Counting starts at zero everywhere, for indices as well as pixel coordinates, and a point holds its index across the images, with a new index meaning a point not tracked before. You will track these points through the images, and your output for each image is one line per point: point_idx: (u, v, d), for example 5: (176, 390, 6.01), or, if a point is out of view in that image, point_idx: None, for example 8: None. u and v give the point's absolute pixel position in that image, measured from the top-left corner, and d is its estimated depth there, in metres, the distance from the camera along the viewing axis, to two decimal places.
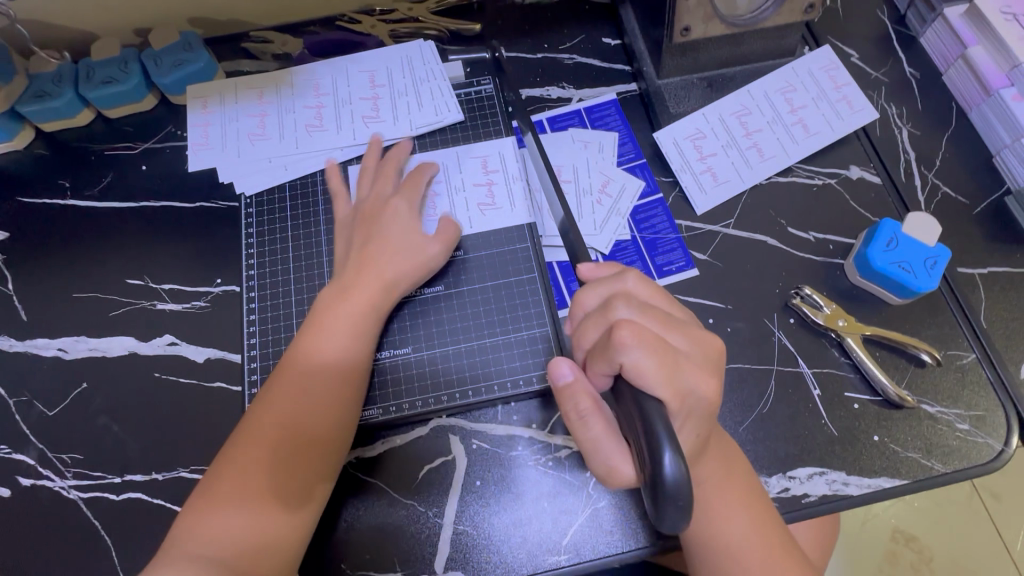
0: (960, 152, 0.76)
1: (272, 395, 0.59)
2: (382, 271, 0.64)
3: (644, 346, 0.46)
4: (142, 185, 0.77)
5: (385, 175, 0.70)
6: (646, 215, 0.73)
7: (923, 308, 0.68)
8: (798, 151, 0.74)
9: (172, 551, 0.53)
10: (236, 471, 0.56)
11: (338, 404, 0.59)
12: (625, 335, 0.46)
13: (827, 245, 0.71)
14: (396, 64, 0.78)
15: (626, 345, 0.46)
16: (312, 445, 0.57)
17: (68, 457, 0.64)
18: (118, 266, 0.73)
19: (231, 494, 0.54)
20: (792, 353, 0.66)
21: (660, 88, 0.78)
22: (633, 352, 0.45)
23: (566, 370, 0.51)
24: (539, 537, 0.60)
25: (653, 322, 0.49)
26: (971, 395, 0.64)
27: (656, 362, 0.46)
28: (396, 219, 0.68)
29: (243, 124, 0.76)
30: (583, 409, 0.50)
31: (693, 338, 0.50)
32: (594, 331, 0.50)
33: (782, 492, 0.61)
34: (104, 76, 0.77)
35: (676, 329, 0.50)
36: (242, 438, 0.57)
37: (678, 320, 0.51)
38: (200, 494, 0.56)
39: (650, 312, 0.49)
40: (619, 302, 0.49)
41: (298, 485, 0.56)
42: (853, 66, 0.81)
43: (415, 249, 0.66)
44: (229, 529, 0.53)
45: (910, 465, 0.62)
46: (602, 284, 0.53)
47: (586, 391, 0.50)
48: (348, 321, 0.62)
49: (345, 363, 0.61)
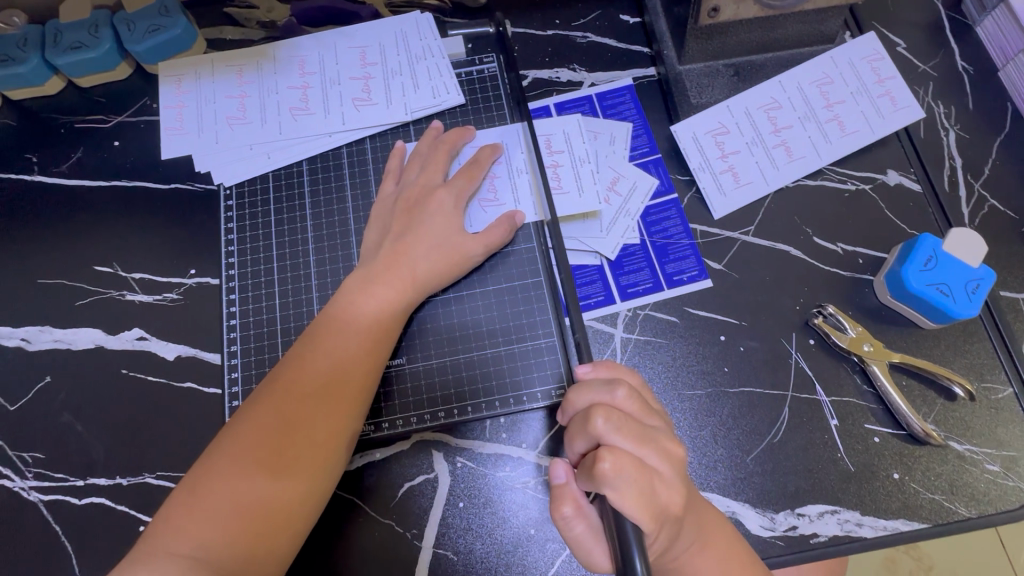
0: (1012, 159, 0.68)
1: (277, 386, 0.53)
2: (412, 266, 0.59)
3: (625, 477, 0.41)
4: (113, 163, 0.71)
5: (437, 162, 0.64)
6: (658, 216, 0.67)
7: (958, 335, 0.61)
8: (831, 153, 0.67)
9: (152, 547, 0.47)
10: (234, 455, 0.50)
11: (351, 392, 0.54)
12: (606, 465, 0.42)
13: (856, 259, 0.65)
14: (390, 39, 0.71)
15: (607, 477, 0.41)
16: (327, 433, 0.52)
17: (29, 455, 0.61)
18: (87, 251, 0.68)
19: (229, 482, 0.49)
20: (810, 377, 0.61)
21: (681, 75, 0.70)
22: (614, 487, 0.41)
23: (560, 472, 0.48)
24: (524, 565, 0.56)
25: (631, 443, 0.44)
26: (1004, 434, 0.59)
27: (632, 493, 0.41)
28: (441, 212, 0.62)
29: (222, 106, 0.69)
30: (566, 516, 0.46)
31: (669, 454, 0.46)
32: (580, 442, 0.46)
33: (788, 530, 0.56)
34: (73, 40, 0.70)
35: (655, 444, 0.45)
36: (240, 429, 0.51)
37: (659, 432, 0.46)
38: (192, 476, 0.50)
39: (628, 430, 0.44)
40: (598, 415, 0.44)
41: (307, 475, 0.51)
42: (899, 56, 0.72)
43: (448, 246, 0.61)
44: (218, 526, 0.47)
45: (930, 508, 0.57)
46: (588, 390, 0.48)
47: (573, 494, 0.47)
48: (369, 315, 0.57)
49: (362, 360, 0.56)
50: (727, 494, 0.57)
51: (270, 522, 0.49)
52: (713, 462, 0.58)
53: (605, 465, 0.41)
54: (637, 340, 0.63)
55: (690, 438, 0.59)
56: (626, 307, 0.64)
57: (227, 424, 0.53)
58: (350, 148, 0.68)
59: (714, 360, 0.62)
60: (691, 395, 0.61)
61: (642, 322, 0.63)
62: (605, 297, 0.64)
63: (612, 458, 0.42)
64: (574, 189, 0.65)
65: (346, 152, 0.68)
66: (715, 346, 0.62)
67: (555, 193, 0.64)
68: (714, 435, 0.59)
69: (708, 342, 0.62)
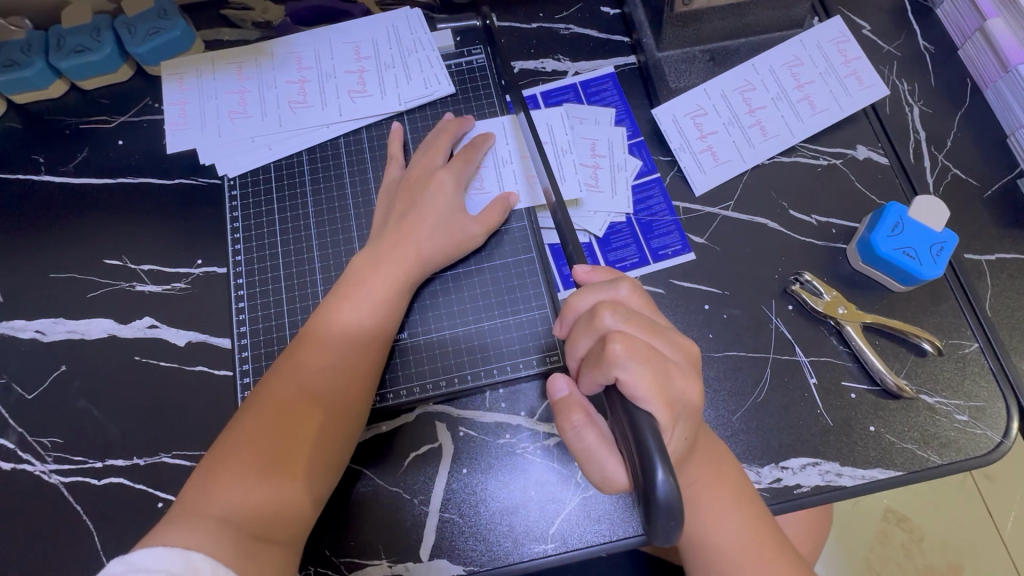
0: (973, 131, 0.72)
1: (294, 364, 0.56)
2: (415, 245, 0.62)
3: (636, 358, 0.44)
4: (118, 161, 0.74)
5: (438, 145, 0.67)
6: (642, 195, 0.71)
7: (926, 295, 0.65)
8: (803, 130, 0.71)
9: (181, 513, 0.48)
10: (256, 426, 0.53)
11: (364, 366, 0.58)
12: (617, 347, 0.44)
13: (829, 229, 0.69)
14: (382, 34, 0.74)
15: (618, 358, 0.43)
16: (343, 404, 0.56)
17: (48, 440, 0.63)
18: (96, 245, 0.70)
19: (254, 451, 0.51)
20: (789, 340, 0.65)
21: (660, 61, 0.74)
22: (626, 366, 0.43)
23: (562, 385, 0.49)
24: (526, 526, 0.59)
25: (640, 331, 0.46)
26: (971, 386, 0.63)
27: (644, 375, 0.43)
28: (441, 191, 0.65)
29: (223, 101, 0.72)
30: (577, 424, 0.47)
31: (677, 346, 0.48)
32: (585, 340, 0.47)
33: (774, 482, 0.60)
34: (75, 44, 0.73)
35: (663, 336, 0.47)
36: (261, 404, 0.54)
37: (667, 327, 0.49)
38: (217, 448, 0.52)
39: (636, 320, 0.47)
40: (605, 310, 0.47)
41: (327, 441, 0.54)
42: (864, 39, 0.77)
43: (449, 225, 0.64)
44: (244, 493, 0.49)
45: (905, 456, 0.61)
46: (591, 291, 0.50)
47: (580, 403, 0.48)
48: (378, 293, 0.60)
49: (373, 333, 0.59)
50: None
51: (291, 490, 0.51)
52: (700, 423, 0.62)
53: (616, 346, 0.43)
54: None
55: None
56: None
57: (245, 400, 0.56)
58: (347, 138, 0.72)
59: (700, 328, 0.65)
60: None
61: None
62: None
63: (622, 341, 0.44)
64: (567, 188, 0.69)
65: (344, 142, 0.71)
66: (700, 315, 0.66)
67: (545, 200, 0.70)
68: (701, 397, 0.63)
69: (693, 311, 0.66)
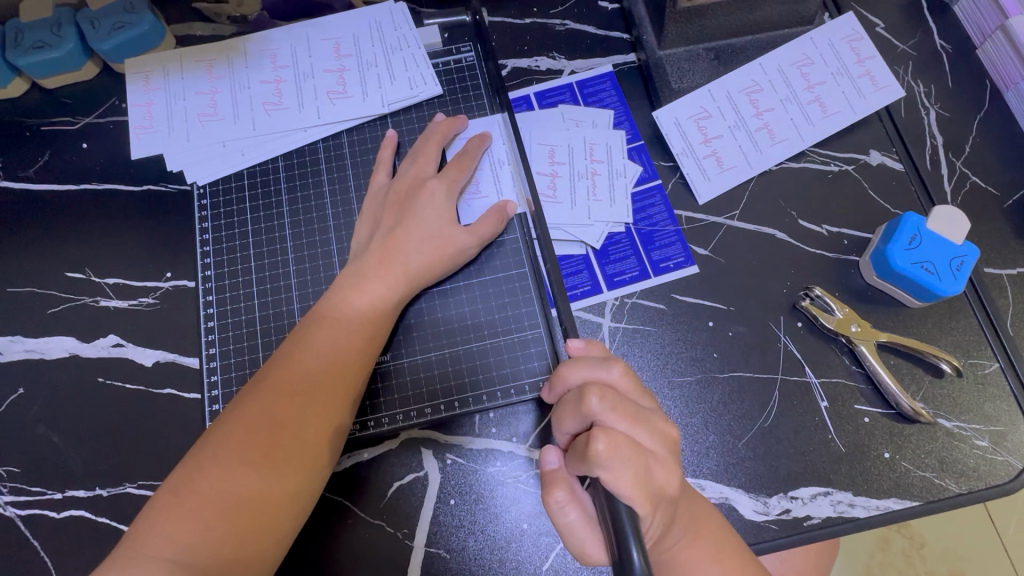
0: (991, 136, 0.68)
1: (267, 386, 0.52)
2: (404, 260, 0.58)
3: (619, 461, 0.40)
4: (82, 166, 0.69)
5: (428, 152, 0.63)
6: (643, 203, 0.66)
7: (944, 312, 0.62)
8: (813, 134, 0.67)
9: (135, 552, 0.45)
10: (220, 455, 0.48)
11: (344, 391, 0.53)
12: (600, 447, 0.40)
13: (841, 240, 0.65)
14: (364, 31, 0.69)
15: (600, 459, 0.40)
16: (319, 433, 0.51)
17: (3, 470, 0.59)
18: (57, 257, 0.66)
19: (215, 483, 0.47)
20: (799, 359, 0.61)
21: (662, 60, 0.70)
22: (607, 469, 0.40)
23: (553, 458, 0.48)
24: (518, 561, 0.55)
25: (624, 423, 0.43)
26: (991, 409, 0.59)
27: (625, 475, 0.41)
28: (431, 203, 0.60)
29: (192, 103, 0.67)
30: (560, 499, 0.45)
31: (660, 434, 0.45)
32: (573, 422, 0.45)
33: (782, 514, 0.56)
34: (35, 40, 0.68)
35: (647, 424, 0.44)
36: (232, 427, 0.50)
37: (652, 413, 0.46)
38: (178, 474, 0.48)
39: (622, 409, 0.44)
40: (593, 394, 0.43)
41: (299, 475, 0.50)
42: (878, 37, 0.72)
43: (437, 238, 0.59)
44: (206, 529, 0.46)
45: (921, 485, 0.57)
46: (582, 365, 0.48)
47: (564, 478, 0.47)
48: (359, 313, 0.56)
49: (355, 353, 0.55)
50: (720, 480, 0.57)
51: (255, 527, 0.47)
52: (705, 450, 0.58)
53: (599, 445, 0.40)
54: (625, 329, 0.62)
55: (681, 425, 0.59)
56: (614, 296, 0.63)
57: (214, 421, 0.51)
58: (326, 143, 0.67)
59: (703, 346, 0.61)
60: (680, 382, 0.60)
61: (630, 311, 0.63)
62: (592, 286, 0.63)
63: (606, 439, 0.40)
64: (568, 201, 0.65)
65: (322, 147, 0.67)
66: (704, 332, 0.62)
67: (547, 201, 0.65)
68: (705, 422, 0.59)
69: (697, 328, 0.62)
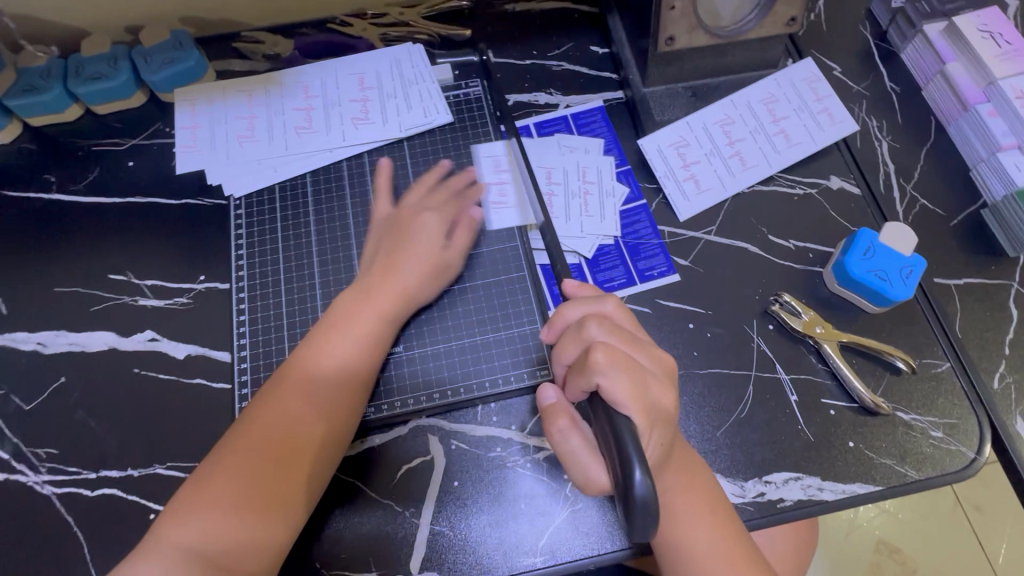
0: (938, 164, 0.77)
1: (274, 403, 0.58)
2: (401, 279, 0.65)
3: (616, 368, 0.50)
4: (127, 181, 0.77)
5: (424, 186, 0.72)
6: (629, 220, 0.74)
7: (899, 317, 0.69)
8: (780, 161, 0.76)
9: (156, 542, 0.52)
10: (229, 464, 0.55)
11: (343, 408, 0.59)
12: (599, 357, 0.51)
13: (807, 254, 0.72)
14: (385, 67, 0.79)
15: (600, 366, 0.51)
16: (317, 448, 0.57)
17: (43, 451, 0.64)
18: (102, 260, 0.73)
19: (224, 489, 0.53)
20: (770, 358, 0.67)
21: (646, 96, 0.79)
22: (605, 374, 0.50)
23: (550, 393, 0.56)
24: (516, 539, 0.60)
25: (620, 343, 0.54)
26: (944, 404, 0.65)
27: (622, 381, 0.50)
28: (425, 231, 0.68)
29: (232, 126, 0.76)
30: (563, 427, 0.54)
31: (655, 359, 0.55)
32: (573, 349, 0.55)
33: (757, 497, 0.61)
34: (93, 72, 0.77)
35: (642, 349, 0.55)
36: (242, 439, 0.56)
37: (647, 341, 0.56)
38: (195, 478, 0.55)
39: (618, 333, 0.54)
40: (591, 323, 0.54)
41: (298, 485, 0.56)
42: (835, 79, 0.82)
43: (427, 257, 0.67)
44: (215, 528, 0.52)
45: (884, 472, 0.62)
46: (581, 303, 0.57)
47: (565, 411, 0.55)
48: (359, 334, 0.62)
49: (353, 372, 0.60)
50: None
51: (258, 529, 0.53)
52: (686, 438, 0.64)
53: (598, 355, 0.51)
54: None
55: None
56: None
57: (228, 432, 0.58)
58: (350, 161, 0.75)
59: (684, 346, 0.68)
60: None
61: None
62: None
63: (604, 351, 0.51)
64: (563, 216, 0.73)
65: (346, 165, 0.75)
66: (685, 333, 0.69)
67: None
68: (686, 414, 0.65)
69: (678, 329, 0.69)
